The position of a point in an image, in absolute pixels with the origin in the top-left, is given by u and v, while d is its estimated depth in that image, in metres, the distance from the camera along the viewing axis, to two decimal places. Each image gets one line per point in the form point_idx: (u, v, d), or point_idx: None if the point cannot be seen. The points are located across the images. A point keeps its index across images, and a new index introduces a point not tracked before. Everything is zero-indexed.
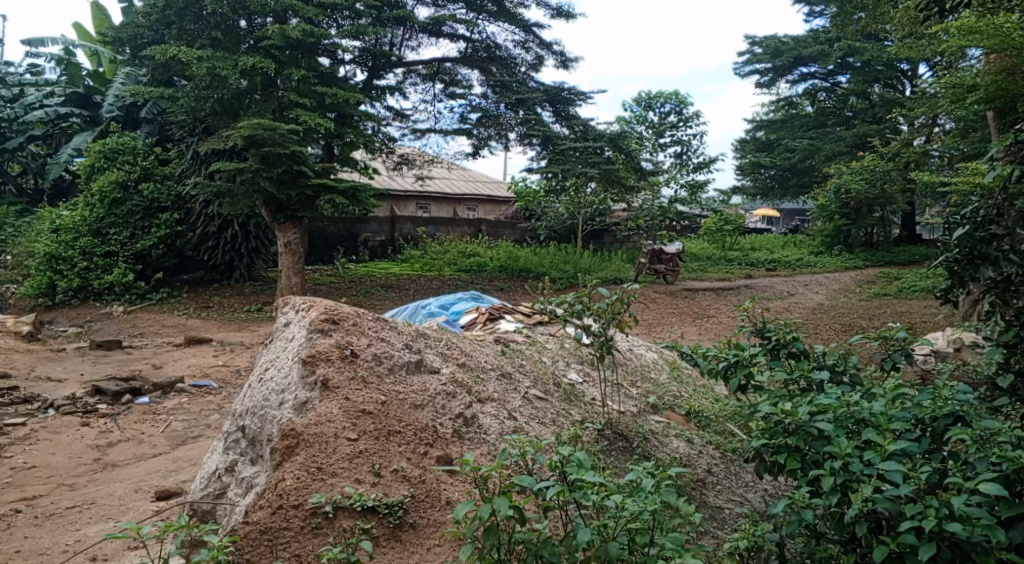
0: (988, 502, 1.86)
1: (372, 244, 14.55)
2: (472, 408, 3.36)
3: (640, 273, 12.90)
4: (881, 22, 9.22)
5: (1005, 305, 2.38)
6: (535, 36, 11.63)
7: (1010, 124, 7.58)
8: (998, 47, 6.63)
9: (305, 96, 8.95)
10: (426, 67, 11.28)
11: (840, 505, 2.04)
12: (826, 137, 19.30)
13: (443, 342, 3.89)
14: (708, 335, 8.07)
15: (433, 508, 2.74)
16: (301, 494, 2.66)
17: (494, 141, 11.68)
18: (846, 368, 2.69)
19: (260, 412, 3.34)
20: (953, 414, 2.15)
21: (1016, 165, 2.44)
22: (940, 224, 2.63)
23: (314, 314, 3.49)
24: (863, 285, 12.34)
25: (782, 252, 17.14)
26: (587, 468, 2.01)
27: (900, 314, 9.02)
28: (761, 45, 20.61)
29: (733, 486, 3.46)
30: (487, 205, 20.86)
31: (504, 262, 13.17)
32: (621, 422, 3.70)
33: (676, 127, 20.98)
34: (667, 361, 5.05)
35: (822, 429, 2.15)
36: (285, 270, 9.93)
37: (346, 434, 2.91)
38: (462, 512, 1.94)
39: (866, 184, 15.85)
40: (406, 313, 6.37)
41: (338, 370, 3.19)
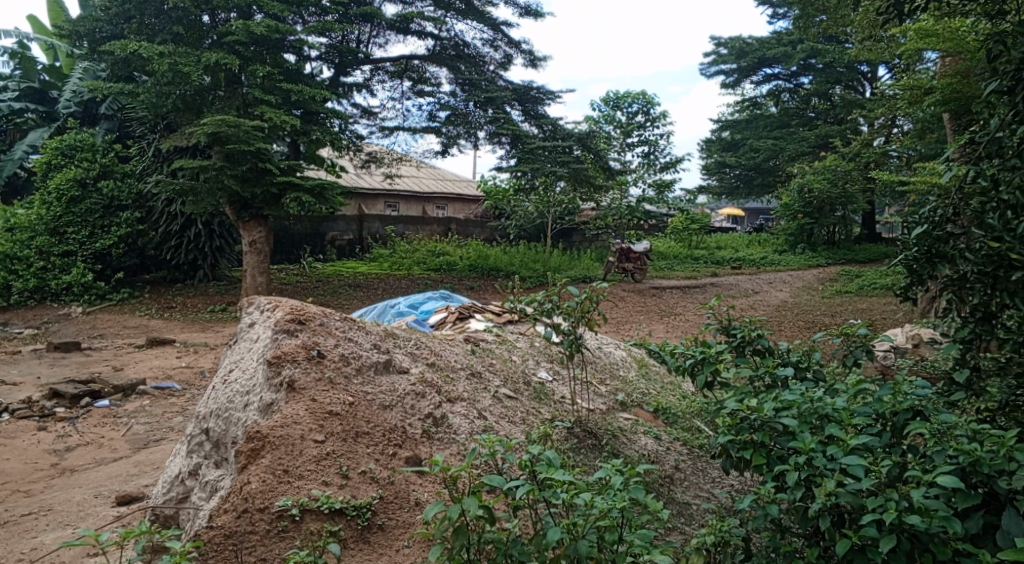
0: (945, 494, 1.90)
1: (339, 243, 14.39)
2: (442, 408, 3.34)
3: (609, 272, 12.99)
4: (841, 24, 9.44)
5: (961, 303, 2.42)
6: (503, 34, 11.62)
7: (964, 125, 7.81)
8: (952, 50, 6.83)
9: (270, 93, 8.80)
10: (393, 64, 11.19)
11: (804, 499, 2.07)
12: (789, 137, 19.65)
13: (412, 342, 3.87)
14: (675, 333, 8.15)
15: (402, 510, 2.72)
16: (267, 498, 2.62)
17: (463, 139, 11.62)
18: (810, 364, 2.74)
19: (224, 414, 3.28)
20: (912, 408, 2.21)
21: (971, 165, 2.51)
22: (899, 223, 2.69)
23: (280, 315, 3.46)
24: (826, 283, 12.59)
25: (747, 251, 17.43)
26: (556, 467, 2.02)
27: (860, 311, 9.23)
28: (726, 46, 20.91)
29: (700, 483, 3.51)
30: (456, 203, 20.82)
31: (473, 261, 13.13)
32: (590, 419, 3.72)
33: (644, 127, 21.17)
34: (636, 359, 5.09)
35: (787, 425, 2.20)
36: (251, 269, 9.76)
37: (312, 436, 2.87)
38: (431, 512, 1.93)
39: (828, 183, 16.20)
40: (375, 313, 6.31)
41: (304, 371, 3.16)
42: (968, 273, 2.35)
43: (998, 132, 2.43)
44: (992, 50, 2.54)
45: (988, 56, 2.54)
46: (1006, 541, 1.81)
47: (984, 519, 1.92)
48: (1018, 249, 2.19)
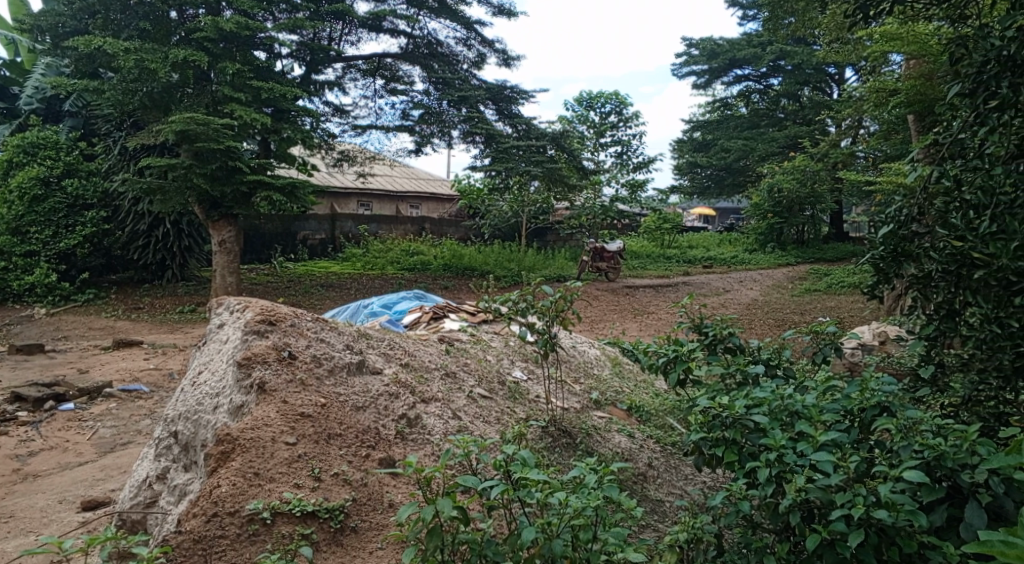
0: (911, 489, 1.94)
1: (311, 242, 14.23)
2: (416, 409, 3.32)
3: (583, 271, 13.04)
4: (810, 27, 9.60)
5: (926, 300, 2.47)
6: (477, 33, 11.59)
7: (928, 126, 7.99)
8: (916, 53, 6.98)
9: (240, 90, 8.67)
10: (366, 63, 11.09)
11: (776, 495, 2.10)
12: (759, 138, 19.93)
13: (386, 343, 3.84)
14: (648, 332, 8.21)
15: (376, 511, 2.69)
16: (237, 501, 2.57)
17: (437, 138, 11.57)
18: (780, 361, 2.77)
19: (193, 416, 3.22)
20: (879, 404, 2.25)
21: (935, 166, 2.57)
22: (866, 222, 2.74)
23: (250, 315, 3.41)
24: (795, 282, 12.80)
25: (718, 250, 17.64)
26: (531, 466, 2.02)
27: (829, 309, 9.39)
28: (697, 47, 21.12)
29: (673, 480, 3.55)
30: (430, 202, 20.76)
31: (447, 260, 13.09)
32: (565, 418, 3.73)
33: (617, 127, 21.30)
34: (609, 357, 5.13)
35: (758, 422, 2.23)
36: (220, 269, 9.61)
37: (284, 438, 2.83)
38: (405, 514, 1.91)
39: (797, 184, 16.48)
40: (347, 313, 6.25)
41: (275, 372, 3.12)
42: (933, 272, 2.40)
43: (960, 134, 2.49)
44: (954, 54, 2.59)
45: (950, 59, 2.60)
46: (970, 533, 1.85)
47: (948, 512, 1.97)
48: (980, 248, 2.25)
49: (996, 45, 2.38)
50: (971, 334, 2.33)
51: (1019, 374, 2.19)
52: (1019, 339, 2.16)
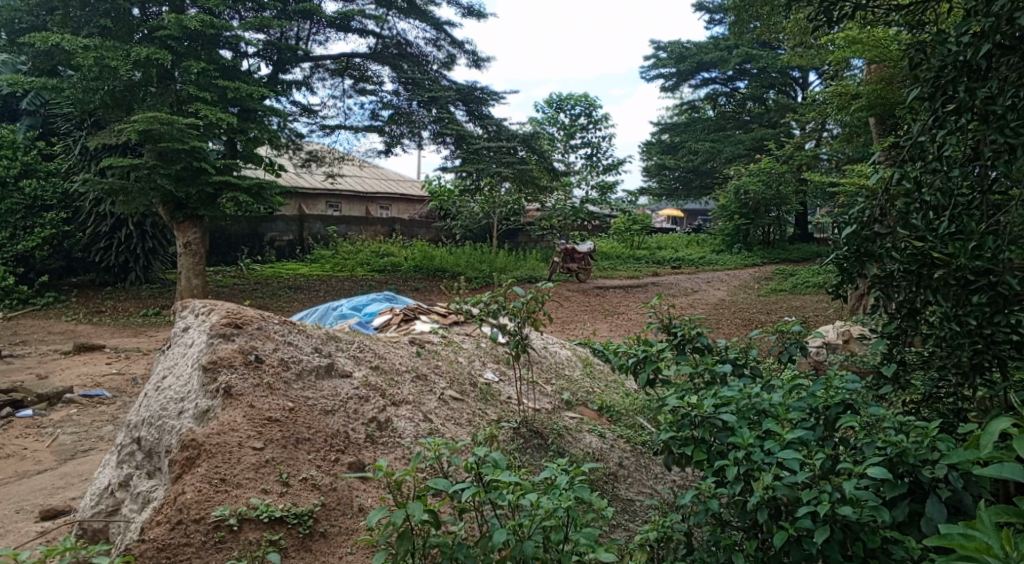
0: (874, 485, 1.98)
1: (279, 244, 14.04)
2: (386, 412, 3.29)
3: (554, 272, 13.09)
4: (774, 30, 9.78)
5: (887, 300, 2.51)
6: (446, 34, 11.56)
7: (888, 129, 8.20)
8: (877, 58, 7.16)
9: (205, 90, 8.52)
10: (334, 62, 10.98)
11: (743, 493, 2.13)
12: (726, 140, 20.23)
13: (355, 345, 3.80)
14: (619, 332, 8.29)
15: (344, 516, 2.66)
16: (203, 507, 2.51)
17: (407, 139, 11.50)
18: (747, 360, 2.80)
19: (157, 422, 3.14)
20: (843, 402, 2.29)
21: (896, 168, 2.64)
22: (830, 223, 2.79)
23: (215, 318, 3.35)
24: (762, 281, 13.02)
25: (687, 251, 17.85)
26: (503, 468, 2.01)
27: (794, 309, 9.57)
28: (665, 50, 21.33)
29: (643, 478, 3.58)
30: (400, 203, 20.68)
31: (418, 261, 13.02)
32: (536, 419, 3.73)
33: (587, 129, 21.41)
34: (580, 358, 5.15)
35: (726, 421, 2.25)
36: (185, 271, 9.42)
37: (251, 443, 2.78)
38: (374, 518, 1.89)
39: (763, 185, 16.76)
40: (316, 315, 6.19)
41: (241, 376, 3.06)
42: (895, 272, 2.44)
43: (920, 137, 2.55)
44: (914, 59, 2.65)
45: (910, 64, 2.66)
46: (931, 527, 1.90)
47: (911, 507, 2.01)
48: (939, 248, 2.30)
49: (953, 49, 2.44)
50: (932, 332, 2.38)
51: (978, 370, 2.23)
52: (979, 336, 2.20)
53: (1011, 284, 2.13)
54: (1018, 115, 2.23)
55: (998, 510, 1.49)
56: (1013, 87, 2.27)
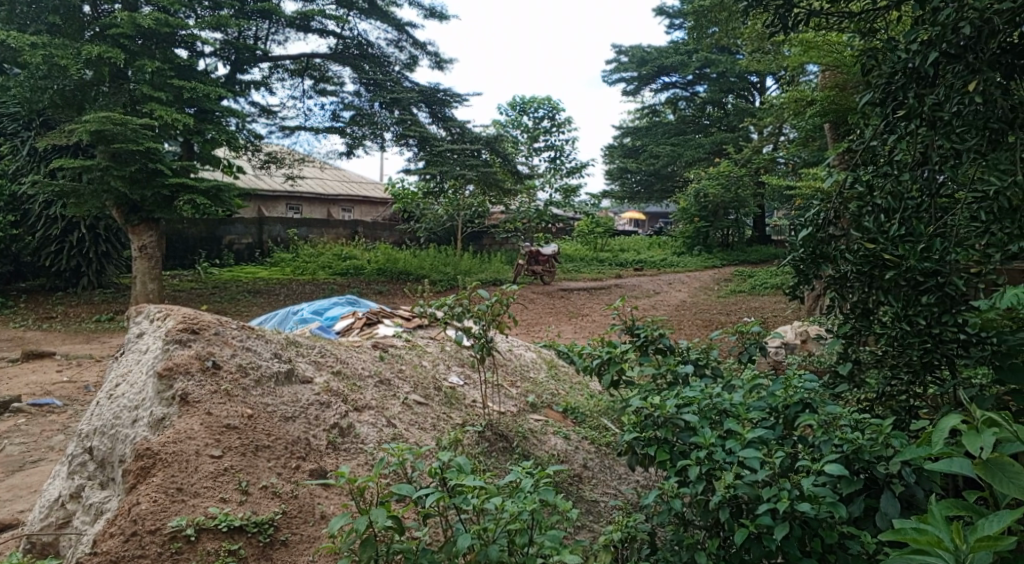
0: (831, 482, 2.03)
1: (237, 247, 13.76)
2: (349, 417, 3.24)
3: (519, 275, 13.11)
4: (732, 36, 9.95)
5: (842, 299, 2.57)
6: (409, 35, 11.48)
7: (842, 134, 8.41)
8: (831, 64, 7.34)
9: (160, 90, 8.30)
10: (294, 63, 10.79)
11: (705, 492, 2.16)
12: (686, 144, 20.54)
13: (317, 350, 3.75)
14: (583, 334, 8.36)
15: (306, 524, 2.60)
16: (158, 518, 2.44)
17: (368, 140, 11.37)
18: (708, 361, 2.83)
19: (110, 431, 3.05)
20: (801, 401, 2.34)
21: (849, 171, 2.71)
22: (787, 225, 2.85)
23: (171, 324, 3.27)
24: (722, 282, 13.25)
25: (649, 253, 18.05)
26: (467, 472, 2.00)
27: (753, 309, 9.76)
28: (627, 55, 21.57)
29: (608, 479, 3.60)
30: (362, 206, 20.50)
31: (381, 264, 12.90)
32: (501, 422, 3.72)
33: (550, 132, 21.49)
34: (545, 360, 5.16)
35: (687, 421, 2.28)
36: (140, 275, 9.16)
37: (208, 451, 2.71)
38: (336, 525, 1.87)
39: (722, 188, 17.08)
40: (276, 320, 6.07)
41: (199, 383, 2.99)
42: (849, 273, 2.49)
43: (872, 142, 2.62)
44: (865, 65, 2.71)
45: (861, 70, 2.71)
46: (886, 522, 1.95)
47: (866, 503, 2.06)
48: (891, 250, 2.37)
49: (902, 56, 2.50)
50: (885, 332, 2.45)
51: (928, 368, 2.30)
52: (928, 336, 2.27)
53: (958, 285, 2.20)
54: (963, 121, 2.33)
55: (950, 505, 1.53)
56: (958, 94, 2.34)
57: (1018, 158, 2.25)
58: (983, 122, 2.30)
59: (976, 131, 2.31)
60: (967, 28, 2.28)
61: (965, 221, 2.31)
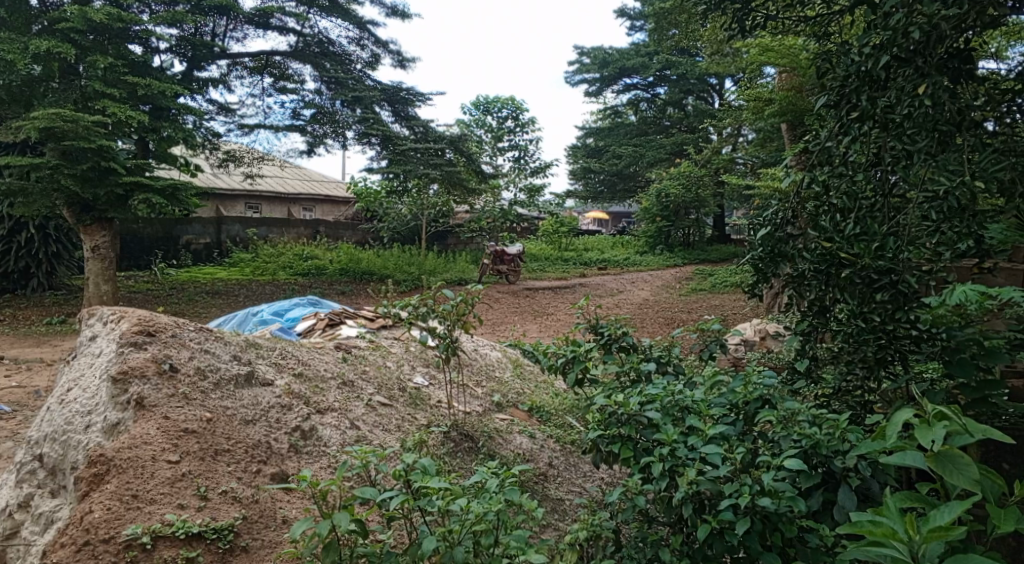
0: (791, 476, 2.07)
1: (195, 247, 13.43)
2: (310, 420, 3.20)
3: (483, 274, 13.11)
4: (692, 38, 10.07)
5: (800, 297, 2.62)
6: (370, 33, 11.35)
7: (799, 135, 8.59)
8: (788, 65, 7.49)
9: (113, 86, 8.07)
10: (252, 60, 10.58)
11: (668, 488, 2.18)
12: (648, 145, 20.78)
13: (277, 352, 3.68)
14: (547, 333, 8.39)
15: (267, 529, 2.55)
16: (112, 527, 2.35)
17: (330, 139, 11.20)
18: (670, 358, 2.86)
19: (61, 438, 2.94)
20: (760, 398, 2.39)
21: (806, 171, 2.77)
22: (746, 224, 2.90)
23: (125, 327, 3.18)
24: (683, 281, 13.45)
25: (612, 252, 18.22)
26: (431, 474, 1.98)
27: (714, 307, 9.93)
28: (589, 55, 21.71)
29: (573, 477, 3.62)
30: (324, 205, 20.28)
31: (344, 264, 12.75)
32: (467, 422, 3.70)
33: (514, 132, 21.49)
34: (510, 360, 5.16)
35: (650, 418, 2.31)
36: (93, 277, 8.89)
37: (165, 456, 2.64)
38: (299, 530, 1.83)
39: (683, 189, 17.34)
40: (234, 321, 5.94)
41: (155, 387, 2.91)
42: (806, 272, 2.54)
43: (827, 142, 2.67)
44: (820, 68, 2.78)
45: (817, 73, 2.78)
46: (843, 515, 1.99)
47: (824, 496, 2.10)
48: (846, 248, 2.44)
49: (856, 60, 2.57)
50: (841, 328, 2.52)
51: (882, 364, 2.36)
52: (882, 332, 2.33)
53: (910, 282, 2.26)
54: (914, 123, 2.40)
55: (904, 497, 1.57)
56: (909, 97, 2.40)
57: (966, 159, 2.33)
58: (933, 124, 2.36)
59: (926, 133, 2.38)
60: (917, 32, 2.33)
61: (916, 220, 2.34)
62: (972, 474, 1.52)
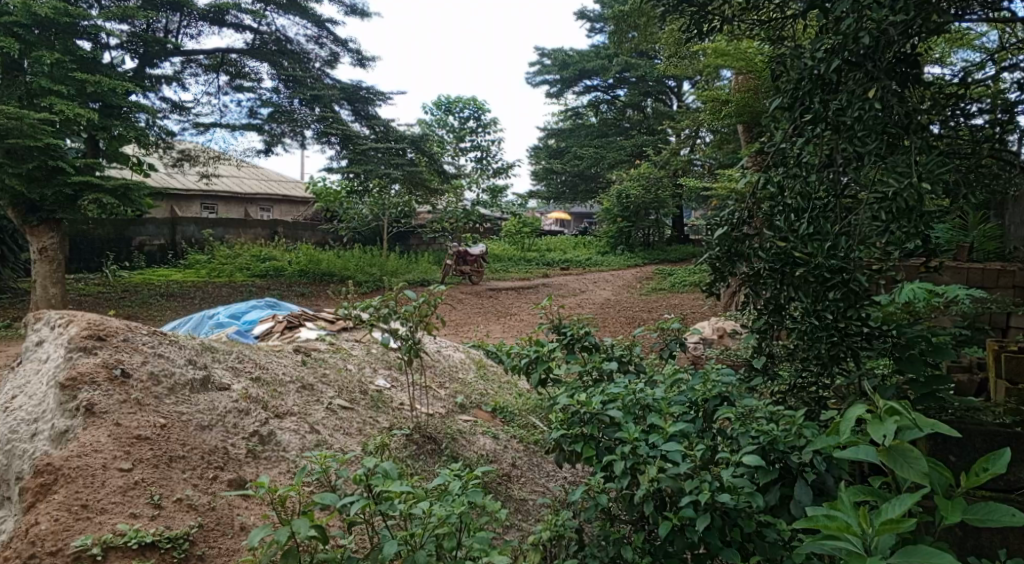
0: (750, 472, 2.11)
1: (149, 248, 13.02)
2: (269, 425, 3.14)
3: (447, 275, 13.04)
4: (651, 41, 10.20)
5: (757, 295, 2.66)
6: (329, 32, 11.19)
7: (754, 136, 8.75)
8: (744, 68, 7.65)
9: (60, 83, 7.76)
10: (207, 57, 10.32)
11: (631, 486, 2.20)
12: (608, 146, 20.97)
13: (234, 356, 3.60)
14: (511, 333, 8.40)
15: (224, 537, 2.48)
16: (60, 539, 2.26)
17: (288, 138, 10.99)
18: (632, 357, 2.89)
19: (5, 447, 2.84)
20: (720, 395, 2.43)
21: (762, 172, 2.83)
22: (704, 225, 2.95)
23: (74, 331, 3.08)
24: (643, 280, 13.58)
25: (574, 252, 18.29)
26: (393, 478, 1.95)
27: (674, 306, 10.08)
28: (550, 57, 21.85)
29: (536, 477, 3.62)
30: (282, 205, 20.04)
31: (304, 265, 12.54)
32: (429, 425, 3.67)
33: (476, 132, 21.45)
34: (474, 361, 5.15)
35: (612, 417, 2.33)
36: (40, 280, 8.55)
37: (117, 464, 2.55)
38: (257, 538, 1.79)
39: (643, 189, 17.62)
40: (190, 325, 5.78)
41: (105, 393, 2.81)
42: (762, 270, 2.60)
43: (782, 144, 2.71)
44: (775, 71, 2.83)
45: (772, 75, 2.84)
46: (799, 510, 2.04)
47: (782, 492, 2.14)
48: (800, 247, 2.48)
49: (809, 63, 2.62)
50: (796, 326, 2.57)
51: (835, 360, 2.43)
52: (835, 329, 2.40)
53: (861, 281, 2.33)
54: (864, 126, 2.43)
55: (857, 491, 1.61)
56: (860, 100, 2.43)
57: (913, 160, 2.32)
58: (882, 127, 2.40)
59: (876, 135, 2.41)
60: (867, 38, 2.39)
61: (867, 220, 2.37)
62: (922, 467, 1.57)
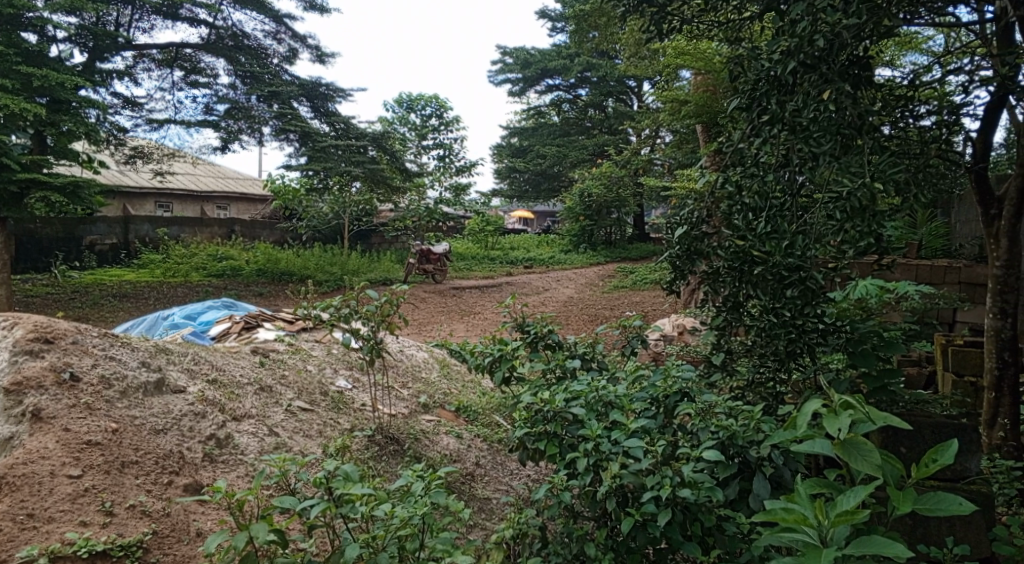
0: (709, 467, 2.14)
1: (100, 248, 12.61)
2: (226, 428, 3.08)
3: (409, 274, 12.95)
4: (611, 41, 10.28)
5: (715, 292, 2.72)
6: (288, 27, 10.98)
7: (713, 136, 8.87)
8: (703, 68, 7.76)
9: (4, 76, 7.49)
10: (160, 52, 10.03)
11: (594, 484, 2.22)
12: (570, 145, 21.09)
13: (190, 357, 3.50)
14: (474, 332, 8.39)
15: (180, 543, 2.41)
16: (5, 550, 2.16)
17: (245, 135, 10.77)
18: (594, 354, 2.91)
19: None
20: (680, 391, 2.46)
21: (721, 171, 2.89)
22: (663, 223, 2.98)
23: (19, 333, 2.95)
24: (605, 278, 13.69)
25: (537, 251, 18.35)
26: (354, 480, 1.91)
27: (635, 303, 10.20)
28: (512, 56, 21.86)
29: (500, 476, 3.62)
30: (240, 203, 19.66)
31: (262, 264, 12.31)
32: (391, 425, 3.63)
33: (438, 130, 21.33)
34: (437, 360, 5.11)
35: (576, 414, 2.34)
36: None
37: (66, 471, 2.45)
38: (214, 544, 1.74)
39: (604, 188, 17.83)
40: (142, 327, 5.61)
41: (53, 398, 2.70)
42: (720, 269, 2.65)
43: (740, 144, 2.77)
44: (732, 71, 2.90)
45: (729, 76, 2.90)
46: (757, 503, 2.08)
47: (740, 485, 2.19)
48: (758, 246, 2.52)
49: (766, 65, 2.69)
50: (754, 323, 2.63)
51: (792, 356, 2.49)
52: (792, 327, 2.45)
53: (817, 279, 2.37)
54: (819, 127, 2.47)
55: (812, 483, 1.64)
56: (815, 101, 2.48)
57: (866, 160, 2.37)
58: (836, 128, 2.42)
59: (831, 136, 2.44)
60: (821, 41, 2.43)
61: (822, 219, 2.41)
62: (875, 460, 1.60)
